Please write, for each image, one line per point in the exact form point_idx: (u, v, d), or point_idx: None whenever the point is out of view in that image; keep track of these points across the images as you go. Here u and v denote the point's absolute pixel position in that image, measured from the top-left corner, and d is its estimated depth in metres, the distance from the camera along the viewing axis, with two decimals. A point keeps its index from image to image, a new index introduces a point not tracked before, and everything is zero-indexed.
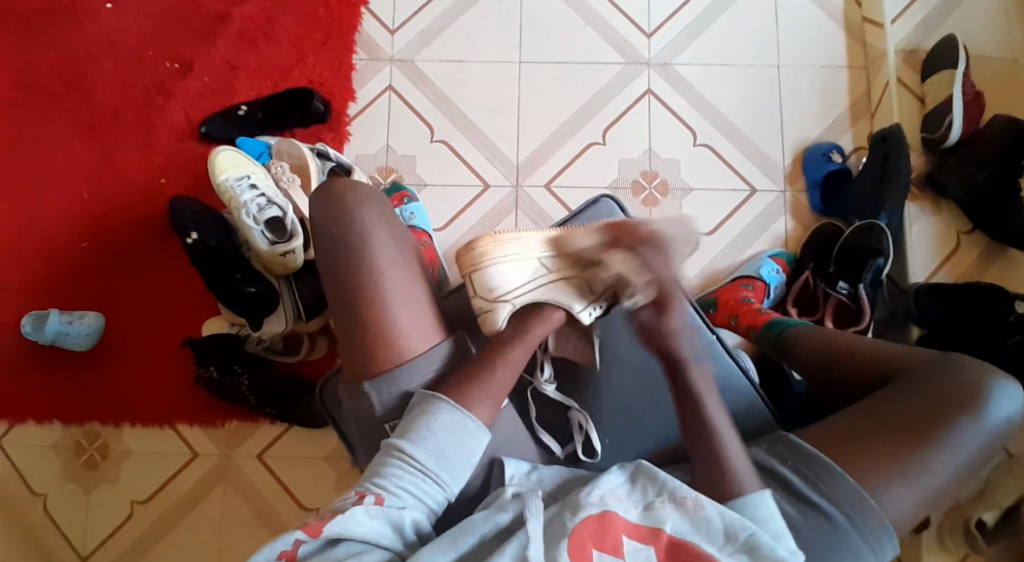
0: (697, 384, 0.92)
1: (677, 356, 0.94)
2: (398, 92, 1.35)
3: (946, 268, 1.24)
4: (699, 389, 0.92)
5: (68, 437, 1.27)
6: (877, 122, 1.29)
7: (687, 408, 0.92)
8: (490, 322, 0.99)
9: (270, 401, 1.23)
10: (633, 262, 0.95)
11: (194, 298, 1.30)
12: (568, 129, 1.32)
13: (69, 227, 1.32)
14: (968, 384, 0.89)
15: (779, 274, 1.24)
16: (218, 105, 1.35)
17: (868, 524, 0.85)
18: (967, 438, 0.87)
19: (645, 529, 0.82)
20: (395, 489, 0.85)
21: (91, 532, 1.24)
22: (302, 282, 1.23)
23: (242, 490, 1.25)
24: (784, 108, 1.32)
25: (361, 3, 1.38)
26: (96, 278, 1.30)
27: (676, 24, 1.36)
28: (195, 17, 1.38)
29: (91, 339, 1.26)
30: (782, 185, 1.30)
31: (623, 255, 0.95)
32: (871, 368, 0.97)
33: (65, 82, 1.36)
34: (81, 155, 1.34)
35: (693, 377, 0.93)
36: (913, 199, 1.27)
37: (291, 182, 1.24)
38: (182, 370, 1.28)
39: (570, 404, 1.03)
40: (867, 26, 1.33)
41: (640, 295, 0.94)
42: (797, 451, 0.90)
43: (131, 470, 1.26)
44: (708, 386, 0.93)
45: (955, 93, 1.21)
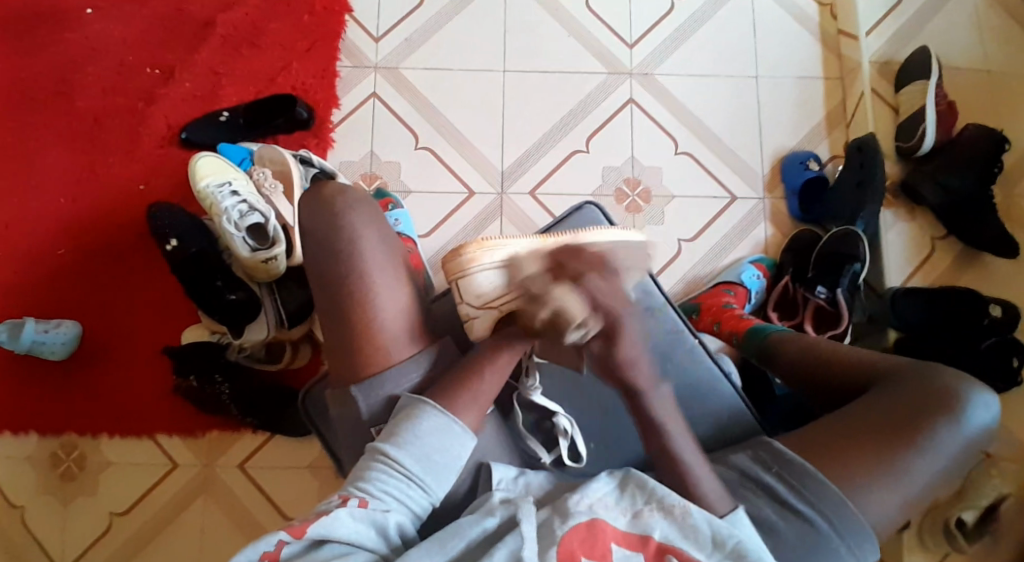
0: (666, 407, 0.89)
1: (631, 385, 0.88)
2: (382, 99, 1.35)
3: (922, 273, 1.27)
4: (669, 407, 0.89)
5: (44, 448, 1.24)
6: (852, 131, 1.32)
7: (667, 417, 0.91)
8: (476, 329, 0.99)
9: (252, 410, 1.22)
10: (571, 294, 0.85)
11: (175, 306, 1.28)
12: (553, 137, 1.33)
13: (46, 234, 1.30)
14: (946, 389, 0.91)
15: (759, 280, 1.26)
16: (200, 112, 1.34)
17: (847, 526, 0.87)
18: (945, 443, 0.88)
19: (634, 536, 0.83)
20: (378, 493, 0.84)
21: (66, 546, 1.21)
22: (286, 293, 1.22)
23: (222, 500, 1.23)
24: (763, 117, 1.35)
25: (346, 11, 1.38)
26: (73, 286, 1.28)
27: (657, 34, 1.38)
28: (178, 24, 1.37)
29: (68, 347, 1.24)
30: (762, 193, 1.32)
31: (567, 286, 0.85)
32: (853, 374, 0.99)
33: (43, 87, 1.35)
34: (59, 160, 1.32)
35: (657, 398, 0.89)
36: (888, 205, 1.30)
37: (273, 190, 1.22)
38: (162, 379, 1.26)
39: (555, 411, 1.01)
40: (842, 38, 1.37)
41: (588, 326, 0.84)
42: (780, 458, 0.91)
43: (108, 482, 1.23)
44: (669, 408, 0.89)
45: (928, 102, 1.24)
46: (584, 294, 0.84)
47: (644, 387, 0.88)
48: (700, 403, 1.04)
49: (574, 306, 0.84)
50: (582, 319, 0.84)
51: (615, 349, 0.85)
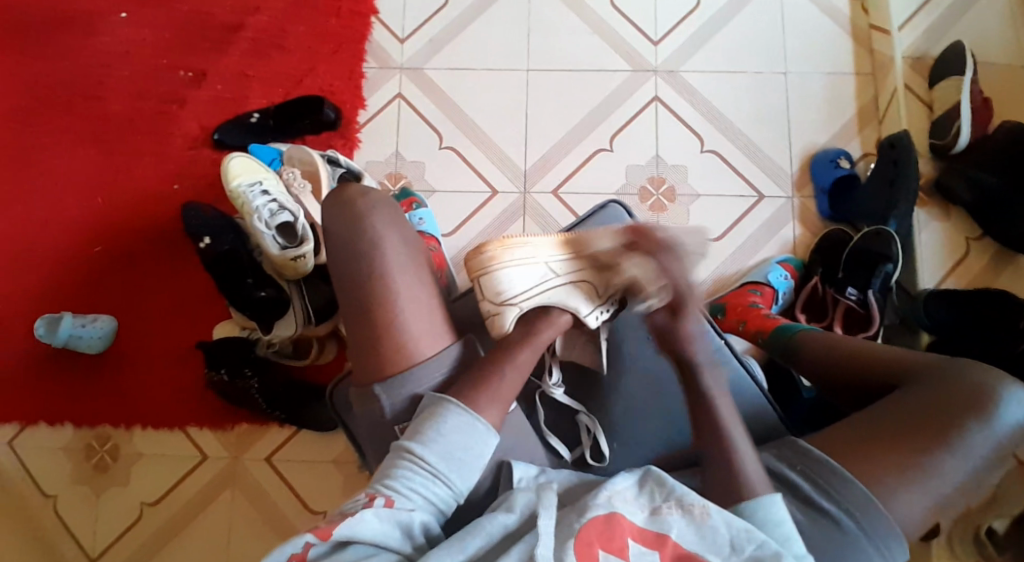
0: (710, 392, 0.93)
1: (686, 359, 0.95)
2: (407, 99, 1.37)
3: (956, 274, 1.23)
4: (714, 383, 0.94)
5: (79, 439, 1.28)
6: (885, 128, 1.29)
7: (702, 412, 0.93)
8: (497, 325, 1.00)
9: (280, 404, 1.25)
10: (649, 267, 0.96)
11: (206, 303, 1.32)
12: (577, 136, 1.33)
13: (83, 232, 1.34)
14: (976, 387, 0.89)
15: (787, 281, 1.24)
16: (231, 113, 1.37)
17: (876, 528, 0.85)
18: (977, 441, 0.86)
19: (651, 534, 0.82)
20: (405, 491, 0.85)
21: (101, 533, 1.25)
22: (313, 289, 1.24)
23: (251, 492, 1.26)
24: (792, 115, 1.32)
25: (371, 12, 1.40)
26: (109, 282, 1.32)
27: (682, 31, 1.36)
28: (209, 27, 1.40)
29: (105, 341, 1.28)
30: (790, 192, 1.30)
31: (637, 257, 0.98)
32: (880, 370, 0.97)
33: (81, 90, 1.39)
34: (96, 161, 1.36)
35: (710, 370, 0.95)
36: (921, 204, 1.26)
37: (302, 189, 1.25)
38: (193, 373, 1.29)
39: (578, 408, 1.04)
40: (873, 32, 1.33)
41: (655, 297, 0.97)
42: (806, 456, 0.90)
43: (141, 472, 1.27)
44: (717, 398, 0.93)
45: (964, 98, 1.21)
46: (654, 267, 0.96)
47: (700, 360, 0.94)
48: None
49: (646, 277, 0.97)
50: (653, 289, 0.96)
51: (681, 320, 0.95)
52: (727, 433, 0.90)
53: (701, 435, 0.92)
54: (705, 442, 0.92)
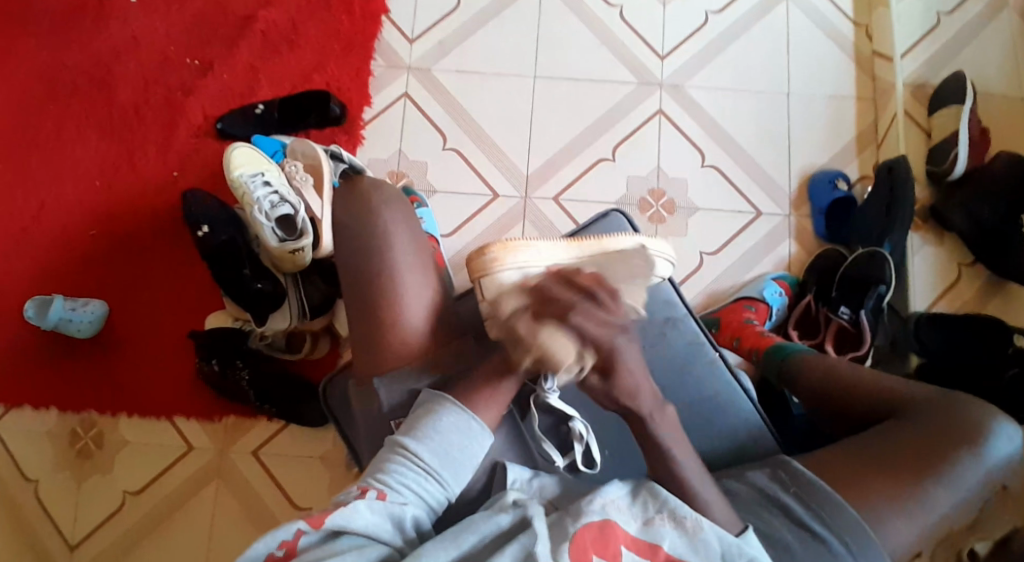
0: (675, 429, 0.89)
1: (636, 412, 0.88)
2: (413, 99, 1.37)
3: (947, 298, 1.25)
4: (671, 431, 0.89)
5: (64, 424, 1.27)
6: (883, 152, 1.31)
7: None
8: (492, 324, 0.97)
9: (269, 397, 1.24)
10: (561, 338, 0.83)
11: (201, 293, 1.31)
12: (580, 144, 1.34)
13: (79, 215, 1.33)
14: (970, 421, 0.90)
15: (781, 298, 1.25)
16: (236, 104, 1.36)
17: (866, 551, 0.86)
18: (968, 473, 0.88)
19: (644, 543, 0.82)
20: (396, 485, 0.85)
21: (81, 521, 1.23)
22: (310, 283, 1.25)
23: (235, 485, 1.25)
24: (793, 135, 1.34)
25: (383, 12, 1.41)
26: (103, 267, 1.31)
27: (689, 47, 1.38)
28: (218, 17, 1.40)
29: (94, 326, 1.26)
30: (788, 210, 1.32)
31: (553, 325, 0.83)
32: (873, 397, 0.98)
33: (85, 73, 1.38)
34: (95, 144, 1.35)
35: (663, 418, 0.89)
36: (916, 229, 1.28)
37: (303, 182, 1.23)
38: (184, 363, 1.28)
39: (572, 415, 1.01)
40: (876, 58, 1.36)
41: (584, 362, 0.83)
42: (800, 479, 0.91)
43: (125, 461, 1.26)
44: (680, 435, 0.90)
45: (962, 128, 1.23)
46: (572, 332, 0.82)
47: (647, 414, 0.87)
48: (717, 417, 1.04)
49: (565, 349, 0.83)
50: (574, 358, 0.83)
51: (616, 381, 0.85)
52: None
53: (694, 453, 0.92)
54: (658, 473, 0.89)
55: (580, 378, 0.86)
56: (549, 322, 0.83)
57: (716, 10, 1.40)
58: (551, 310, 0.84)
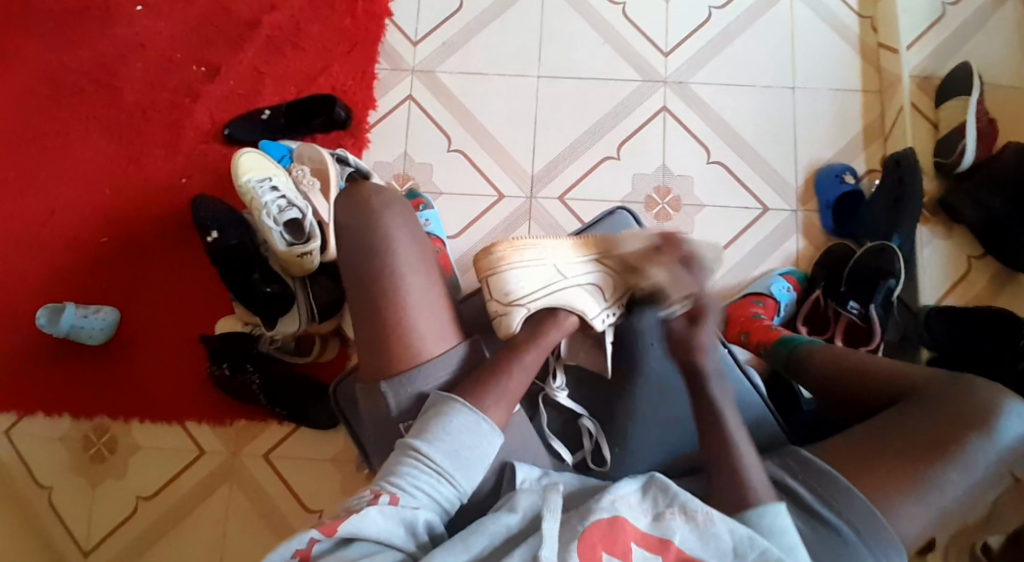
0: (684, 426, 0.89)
1: (701, 367, 0.97)
2: (418, 102, 1.37)
3: (956, 292, 1.24)
4: (722, 394, 0.96)
5: (77, 429, 1.28)
6: (890, 145, 1.30)
7: (709, 424, 0.93)
8: (505, 325, 1.00)
9: (280, 400, 1.25)
10: (680, 280, 1.01)
11: (209, 297, 1.32)
12: (585, 142, 1.34)
13: (89, 222, 1.34)
14: (979, 402, 0.89)
15: (790, 293, 1.25)
16: (243, 109, 1.37)
17: (876, 536, 0.85)
18: (979, 456, 0.87)
19: (654, 538, 0.82)
20: (409, 488, 0.85)
21: (95, 526, 1.24)
22: (318, 286, 1.25)
23: (248, 488, 1.26)
24: (799, 129, 1.33)
25: (386, 15, 1.41)
26: (113, 273, 1.32)
27: (693, 43, 1.38)
28: (224, 23, 1.41)
29: (106, 333, 1.28)
30: (795, 205, 1.31)
31: (665, 267, 1.02)
32: (881, 385, 0.98)
33: (93, 81, 1.40)
34: (104, 152, 1.37)
35: (717, 380, 0.97)
36: (925, 222, 1.27)
37: (310, 186, 1.24)
38: (195, 368, 1.29)
39: (580, 412, 1.05)
40: (882, 51, 1.35)
41: (677, 304, 1.01)
42: (808, 466, 0.91)
43: (138, 465, 1.27)
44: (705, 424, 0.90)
45: (969, 119, 1.22)
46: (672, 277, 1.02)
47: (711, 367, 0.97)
48: None
49: (670, 285, 1.02)
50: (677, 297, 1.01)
51: (698, 329, 0.98)
52: (732, 444, 0.90)
53: (710, 447, 0.92)
54: (704, 446, 0.93)
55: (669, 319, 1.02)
56: (657, 265, 1.03)
57: (720, 5, 1.39)
58: (656, 258, 1.04)
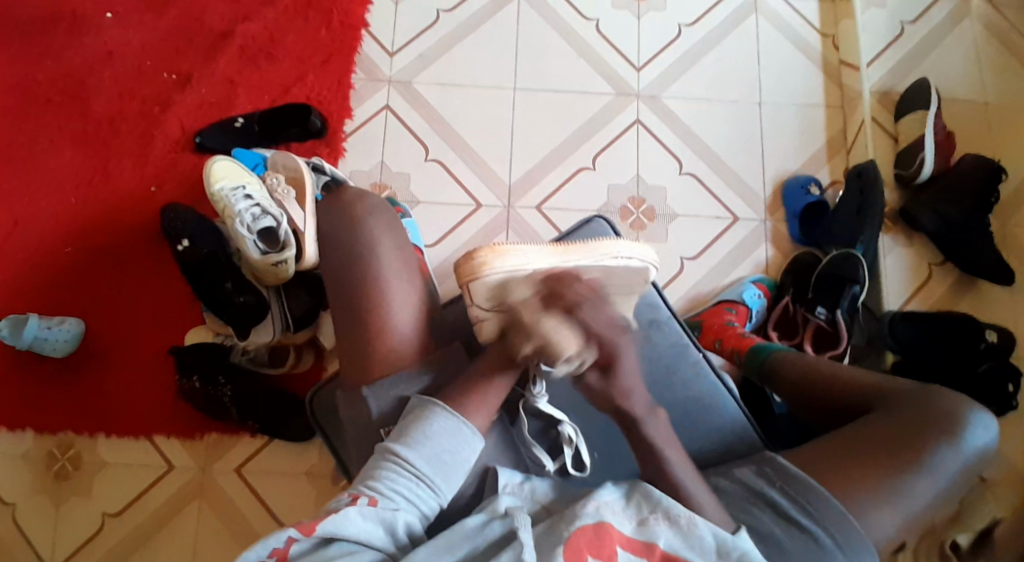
0: None
1: (630, 413, 0.92)
2: (394, 111, 1.38)
3: (917, 299, 1.29)
4: (660, 432, 0.92)
5: (40, 446, 1.23)
6: (852, 157, 1.36)
7: None
8: (484, 331, 0.98)
9: (253, 413, 1.22)
10: (565, 329, 0.89)
11: (178, 308, 1.28)
12: (561, 154, 1.36)
13: (53, 232, 1.30)
14: (950, 411, 0.92)
15: (761, 299, 1.28)
16: (215, 117, 1.35)
17: (850, 541, 0.87)
18: (946, 463, 0.90)
19: (640, 543, 0.83)
20: (388, 491, 0.84)
21: (58, 545, 1.19)
22: (293, 296, 1.23)
23: (219, 503, 1.22)
24: (766, 143, 1.38)
25: (362, 27, 1.42)
26: (78, 284, 1.28)
27: (665, 59, 1.42)
28: (196, 32, 1.40)
29: (71, 345, 1.24)
30: (764, 215, 1.35)
31: (559, 320, 0.90)
32: (850, 394, 1.00)
33: (58, 88, 1.36)
34: (69, 160, 1.33)
35: (654, 423, 0.92)
36: (887, 231, 1.32)
37: (285, 194, 1.22)
38: (164, 381, 1.26)
39: (561, 419, 1.01)
40: (843, 68, 1.41)
41: (581, 356, 0.89)
42: (785, 473, 0.92)
43: (103, 482, 1.22)
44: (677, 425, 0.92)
45: (927, 132, 1.28)
46: (575, 327, 0.89)
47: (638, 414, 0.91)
48: (705, 417, 1.05)
49: (569, 338, 0.89)
50: (577, 349, 0.89)
51: (612, 380, 0.91)
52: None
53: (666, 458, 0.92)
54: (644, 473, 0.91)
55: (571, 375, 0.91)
56: (555, 312, 0.91)
57: (689, 23, 1.44)
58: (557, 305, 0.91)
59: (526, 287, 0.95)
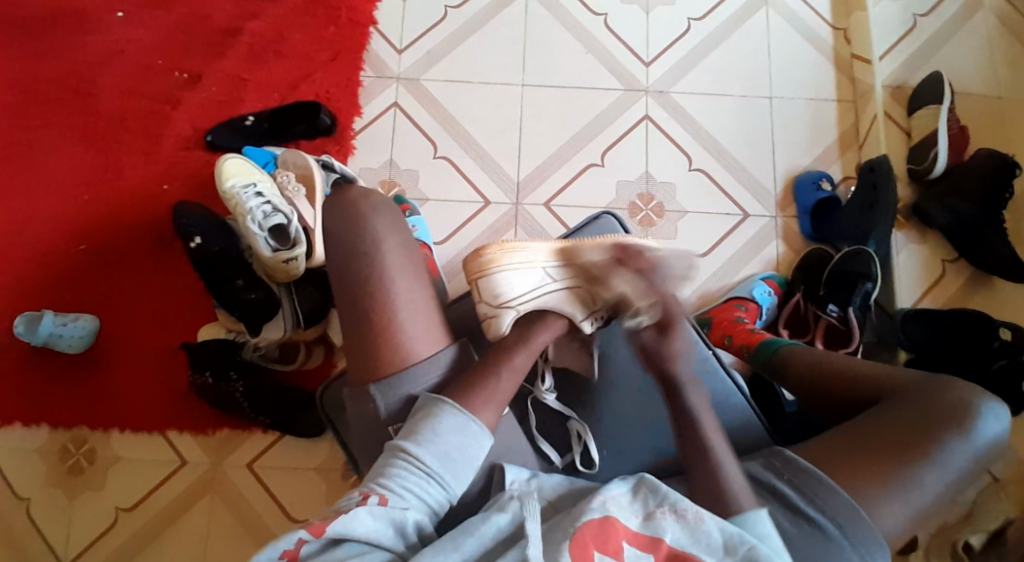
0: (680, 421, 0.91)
1: (674, 377, 0.96)
2: (402, 108, 1.38)
3: (931, 295, 1.28)
4: (697, 401, 0.95)
5: (54, 440, 1.25)
6: (864, 153, 1.34)
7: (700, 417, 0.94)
8: (494, 328, 1.01)
9: (264, 409, 1.23)
10: (637, 284, 1.00)
11: (190, 305, 1.30)
12: (570, 149, 1.36)
13: (67, 230, 1.32)
14: (960, 402, 0.91)
15: (771, 297, 1.27)
16: (225, 115, 1.37)
17: (860, 537, 0.87)
18: (957, 455, 0.89)
19: (646, 538, 0.82)
20: (399, 490, 0.85)
21: (74, 539, 1.21)
22: (304, 292, 1.24)
23: (231, 498, 1.23)
24: (777, 138, 1.37)
25: (370, 23, 1.42)
26: (92, 281, 1.30)
27: (674, 53, 1.41)
28: (206, 30, 1.41)
29: (85, 341, 1.26)
30: (774, 211, 1.34)
31: (626, 274, 1.00)
32: (859, 388, 0.99)
33: (72, 87, 1.38)
34: (83, 159, 1.35)
35: (692, 390, 0.96)
36: (899, 227, 1.31)
37: (296, 192, 1.23)
38: (176, 377, 1.27)
39: (568, 415, 1.04)
40: (855, 61, 1.39)
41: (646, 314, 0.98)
42: (792, 465, 0.92)
43: (117, 476, 1.24)
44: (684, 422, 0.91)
45: (941, 126, 1.27)
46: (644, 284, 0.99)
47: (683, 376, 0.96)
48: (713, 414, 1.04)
49: (635, 294, 1.00)
50: (642, 305, 0.98)
51: (670, 338, 0.97)
52: (715, 444, 0.91)
53: (688, 452, 0.92)
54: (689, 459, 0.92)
55: (638, 330, 0.99)
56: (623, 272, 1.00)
57: (698, 17, 1.43)
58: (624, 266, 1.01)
59: (596, 255, 1.04)
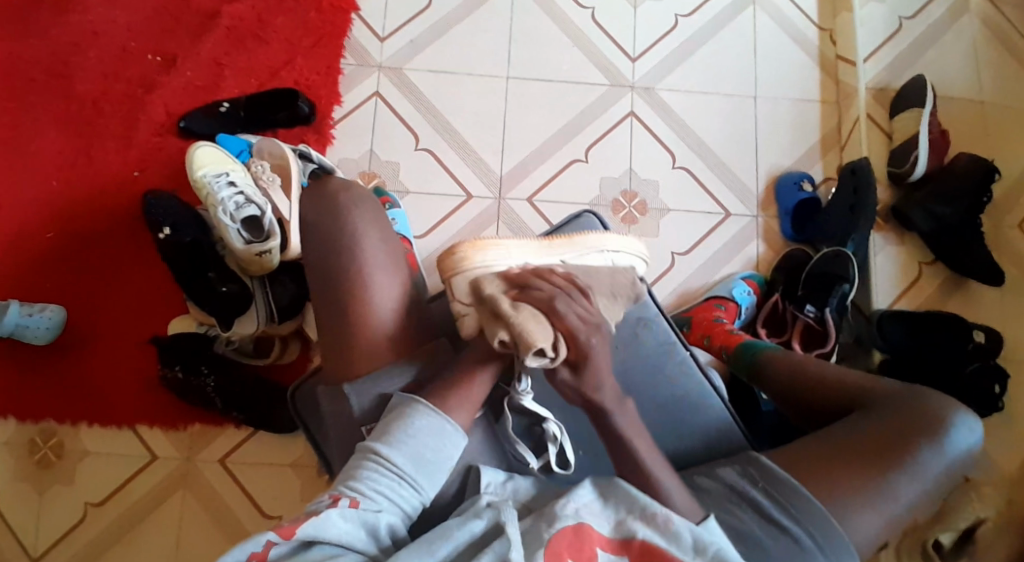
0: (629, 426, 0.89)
1: (597, 406, 0.88)
2: (384, 98, 1.35)
3: (907, 297, 1.29)
4: (631, 427, 0.88)
5: (22, 433, 1.22)
6: (846, 154, 1.35)
7: None
8: (467, 326, 0.96)
9: (235, 404, 1.20)
10: (536, 321, 0.86)
11: (162, 296, 1.27)
12: (554, 144, 1.34)
13: (35, 217, 1.28)
14: (934, 412, 0.90)
15: (750, 297, 1.27)
16: (199, 101, 1.33)
17: (830, 541, 0.85)
18: (930, 465, 0.88)
19: (617, 542, 0.81)
20: (370, 492, 0.82)
21: (41, 534, 1.18)
22: (278, 285, 1.20)
23: (202, 494, 1.21)
24: (762, 138, 1.37)
25: (353, 9, 1.39)
26: (61, 270, 1.26)
27: (661, 50, 1.40)
28: (182, 12, 1.36)
29: (52, 332, 1.22)
30: (756, 211, 1.34)
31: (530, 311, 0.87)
32: (837, 397, 0.98)
33: (40, 66, 1.33)
34: (51, 143, 1.31)
35: (624, 417, 0.89)
36: (878, 229, 1.32)
37: (270, 181, 1.19)
38: (146, 369, 1.24)
39: (546, 417, 0.99)
40: (840, 63, 1.40)
41: (549, 354, 0.86)
42: (769, 475, 0.90)
43: (86, 470, 1.21)
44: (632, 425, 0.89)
45: (922, 131, 1.28)
46: (544, 319, 0.86)
47: (609, 407, 0.88)
48: (689, 416, 1.04)
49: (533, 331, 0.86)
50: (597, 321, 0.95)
51: (583, 377, 0.87)
52: None
53: (619, 462, 0.88)
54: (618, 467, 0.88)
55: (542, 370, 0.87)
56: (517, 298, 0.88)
57: (686, 13, 1.42)
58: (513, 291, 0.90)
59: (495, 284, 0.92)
